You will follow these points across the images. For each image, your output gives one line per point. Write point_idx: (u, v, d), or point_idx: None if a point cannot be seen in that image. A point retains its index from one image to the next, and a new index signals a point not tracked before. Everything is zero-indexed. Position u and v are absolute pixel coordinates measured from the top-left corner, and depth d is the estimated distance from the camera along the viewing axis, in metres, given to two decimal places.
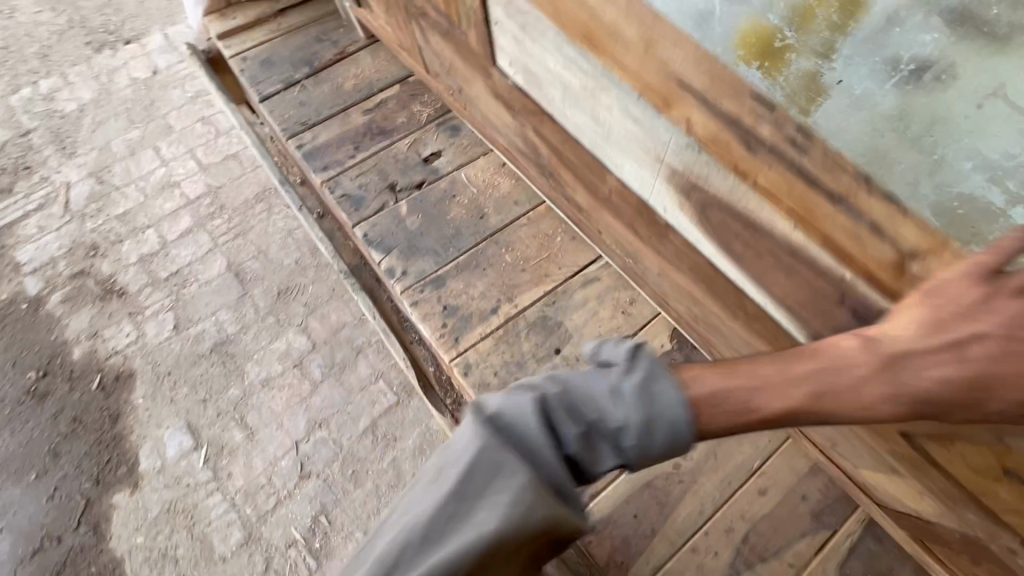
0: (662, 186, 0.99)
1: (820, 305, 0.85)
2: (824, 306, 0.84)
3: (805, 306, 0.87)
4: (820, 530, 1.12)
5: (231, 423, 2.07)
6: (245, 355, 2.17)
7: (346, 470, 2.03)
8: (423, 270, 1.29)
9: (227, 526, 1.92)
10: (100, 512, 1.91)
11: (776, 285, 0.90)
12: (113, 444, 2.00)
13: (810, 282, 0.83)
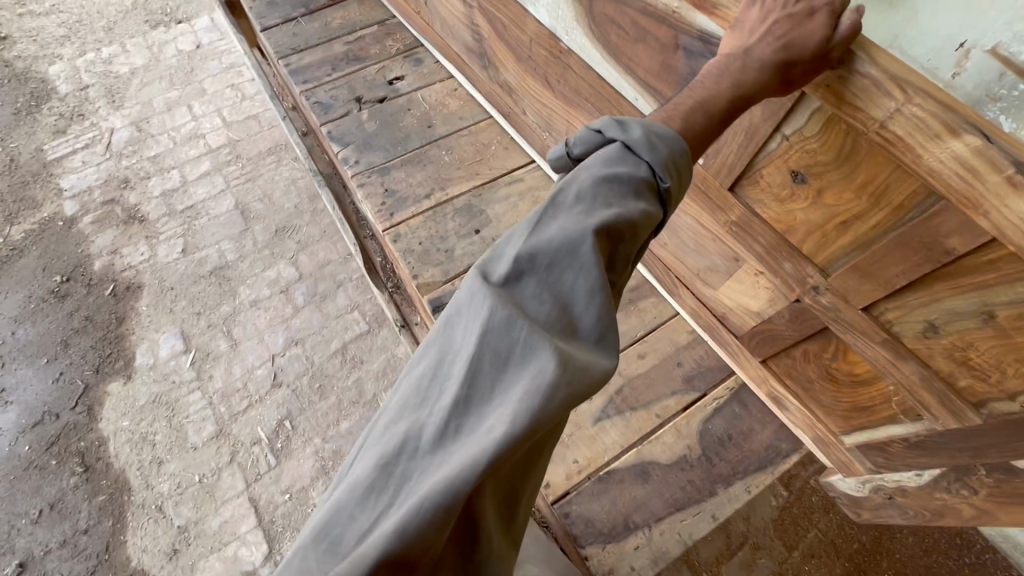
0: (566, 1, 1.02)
1: (666, 60, 0.87)
2: (668, 63, 0.87)
3: (659, 80, 0.92)
4: (688, 391, 1.24)
5: (218, 334, 2.30)
6: (239, 279, 2.43)
7: (313, 385, 2.22)
8: (372, 162, 1.53)
9: (201, 420, 2.13)
10: (95, 397, 2.15)
11: (637, 59, 0.94)
12: (115, 341, 2.26)
13: (660, 43, 0.86)
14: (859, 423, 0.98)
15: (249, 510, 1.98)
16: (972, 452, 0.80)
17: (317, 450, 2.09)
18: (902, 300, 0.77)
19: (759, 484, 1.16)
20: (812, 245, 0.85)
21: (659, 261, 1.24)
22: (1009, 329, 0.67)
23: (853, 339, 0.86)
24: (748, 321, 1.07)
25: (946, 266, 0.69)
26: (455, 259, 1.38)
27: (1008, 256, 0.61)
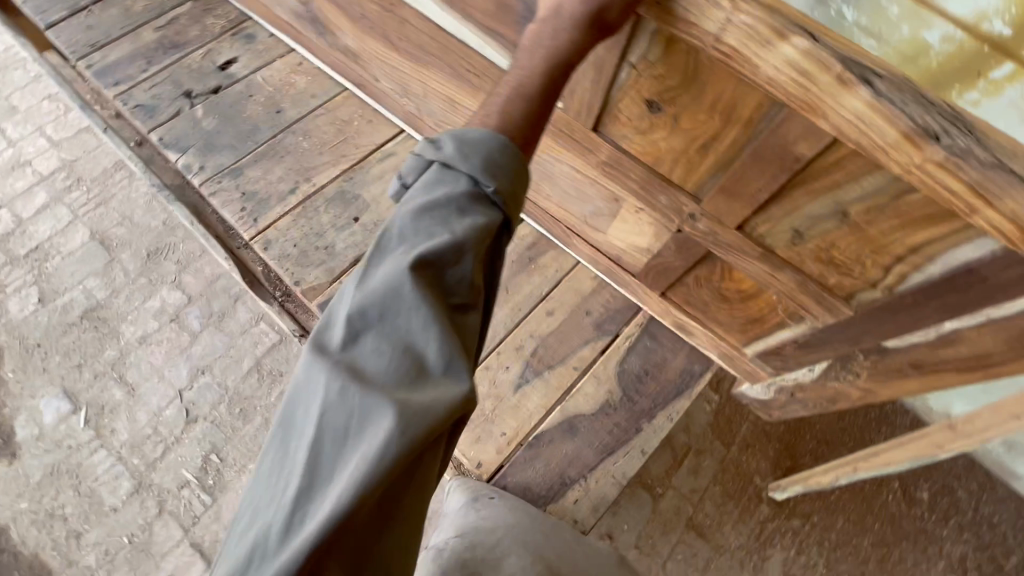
0: None
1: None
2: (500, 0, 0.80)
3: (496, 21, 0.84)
4: (600, 336, 1.24)
5: None
6: None
7: None
8: (220, 164, 1.35)
9: None
10: None
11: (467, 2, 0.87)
12: None
13: None
14: (755, 335, 1.00)
15: None
16: (850, 341, 0.83)
17: None
18: (767, 213, 0.76)
19: (678, 409, 1.21)
20: (680, 174, 0.82)
21: (541, 213, 1.19)
22: (859, 225, 0.68)
23: (736, 258, 0.85)
24: (639, 258, 1.05)
25: (798, 174, 0.68)
26: (337, 254, 1.28)
27: (848, 153, 0.61)
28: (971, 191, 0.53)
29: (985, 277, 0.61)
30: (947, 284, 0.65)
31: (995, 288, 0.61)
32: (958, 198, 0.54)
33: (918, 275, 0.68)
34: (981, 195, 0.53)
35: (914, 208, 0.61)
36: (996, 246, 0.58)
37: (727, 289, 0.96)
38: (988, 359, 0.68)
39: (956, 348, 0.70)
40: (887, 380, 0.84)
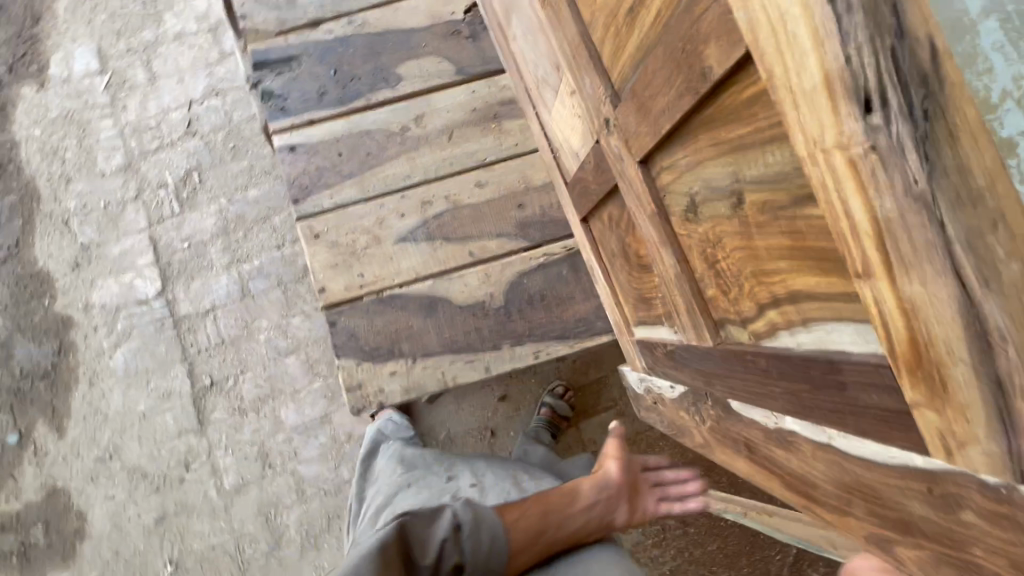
0: None
1: None
2: None
3: None
4: (518, 238, 1.07)
5: (137, 62, 2.11)
6: (167, 5, 2.15)
7: (226, 143, 2.09)
8: None
9: (111, 149, 2.08)
10: (9, 97, 2.08)
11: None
12: (30, 42, 2.12)
13: None
14: (643, 317, 0.79)
15: (149, 248, 2.05)
16: (703, 379, 0.63)
17: (221, 209, 2.07)
18: (671, 158, 0.51)
19: (552, 351, 1.05)
20: (608, 52, 0.55)
21: (512, 55, 0.93)
22: (749, 223, 0.44)
23: (636, 211, 0.62)
24: (571, 164, 0.82)
25: (708, 102, 0.43)
26: (298, 10, 1.10)
27: (765, 90, 0.36)
28: (873, 236, 0.30)
29: (846, 385, 0.38)
30: (800, 366, 0.42)
31: (850, 407, 0.39)
32: (852, 238, 0.32)
33: (787, 333, 0.45)
34: (880, 246, 0.30)
35: (811, 232, 0.37)
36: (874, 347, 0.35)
37: (630, 249, 0.73)
38: (809, 489, 0.48)
39: (785, 456, 0.50)
40: (721, 444, 0.65)
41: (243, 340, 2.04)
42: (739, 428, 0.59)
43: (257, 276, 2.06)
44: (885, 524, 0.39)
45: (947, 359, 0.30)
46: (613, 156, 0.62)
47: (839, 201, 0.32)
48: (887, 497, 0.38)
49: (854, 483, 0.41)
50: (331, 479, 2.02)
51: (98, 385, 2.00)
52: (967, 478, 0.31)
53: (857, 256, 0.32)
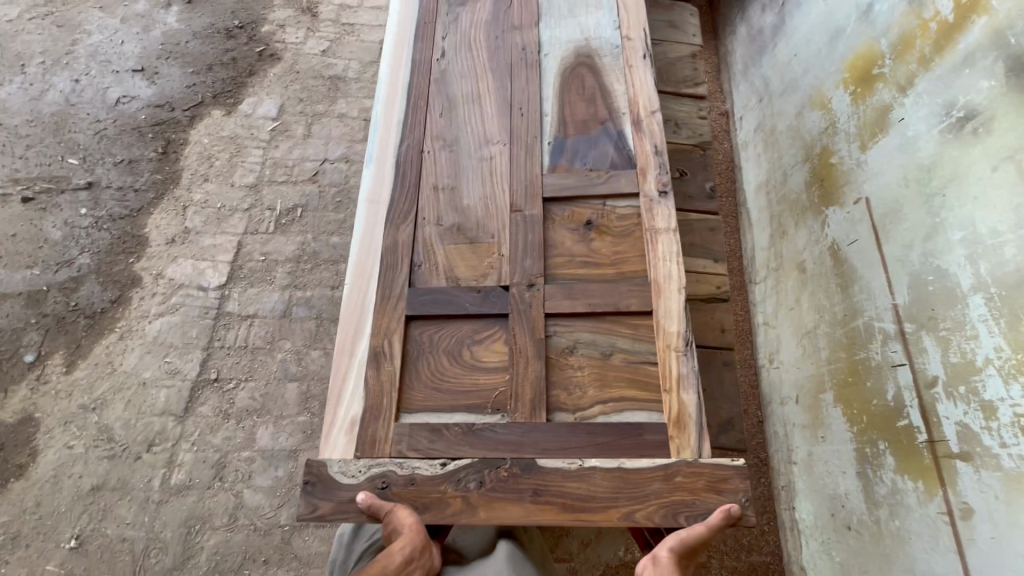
0: (572, 53, 1.43)
1: (589, 127, 1.33)
2: (591, 126, 1.33)
3: (574, 126, 1.33)
4: None
5: (303, 122, 2.68)
6: (344, 93, 2.78)
7: (334, 197, 2.51)
8: None
9: (251, 170, 2.54)
10: (202, 112, 2.65)
11: (571, 108, 1.35)
12: (239, 84, 2.75)
13: (596, 120, 1.34)
14: (439, 404, 1.05)
15: (233, 248, 2.36)
16: (515, 445, 1.02)
17: (304, 241, 2.41)
18: (572, 325, 1.14)
19: None
20: (561, 265, 1.18)
21: (415, 193, 1.24)
22: (610, 366, 1.11)
23: (523, 335, 1.10)
24: (440, 280, 1.15)
25: (614, 314, 1.14)
26: None
27: (644, 324, 1.14)
28: (678, 376, 1.08)
29: (641, 435, 1.05)
30: (620, 429, 1.05)
31: (636, 444, 1.04)
32: (673, 378, 1.08)
33: (606, 416, 1.07)
34: (674, 383, 1.08)
35: (644, 373, 1.10)
36: (660, 421, 1.07)
37: (474, 352, 1.09)
38: (588, 499, 1.00)
39: (582, 483, 1.00)
40: (503, 496, 0.98)
41: (263, 351, 2.19)
42: (532, 479, 1.00)
43: (303, 303, 2.29)
44: (631, 500, 1.00)
45: (687, 416, 1.06)
46: (519, 299, 1.13)
47: (669, 366, 1.09)
48: (638, 484, 1.01)
49: (624, 483, 1.01)
50: (266, 517, 1.94)
51: (124, 341, 2.15)
52: (683, 460, 1.03)
53: (666, 384, 1.08)
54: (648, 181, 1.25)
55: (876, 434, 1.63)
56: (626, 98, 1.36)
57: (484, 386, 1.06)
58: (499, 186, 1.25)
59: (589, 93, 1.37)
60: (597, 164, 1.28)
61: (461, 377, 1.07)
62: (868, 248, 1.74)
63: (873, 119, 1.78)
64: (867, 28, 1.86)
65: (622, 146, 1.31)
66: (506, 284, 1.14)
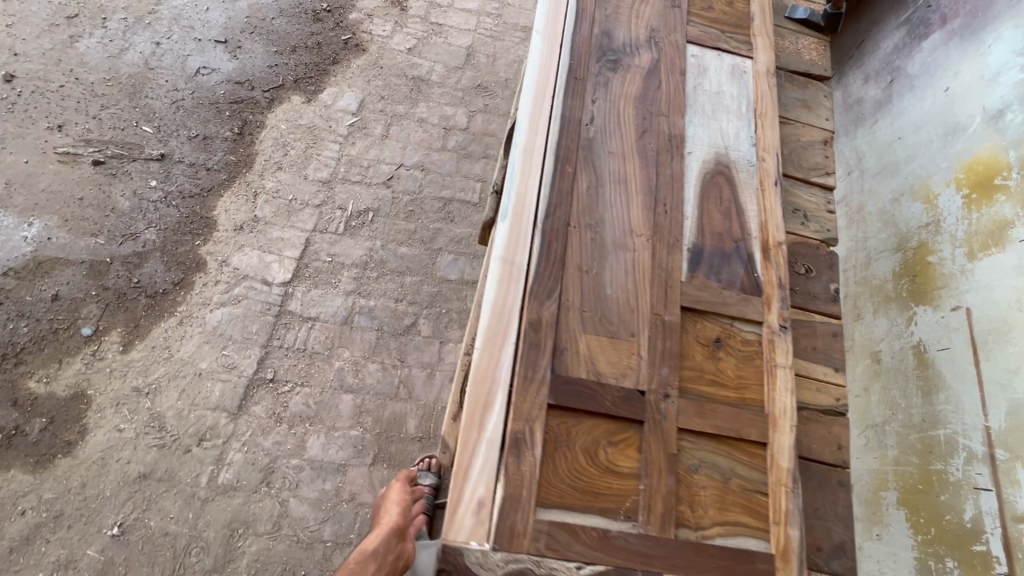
0: (713, 156, 1.41)
1: (723, 240, 1.32)
2: (725, 240, 1.33)
3: (710, 236, 1.32)
4: None
5: (382, 121, 2.61)
6: (426, 97, 2.70)
7: (406, 206, 2.46)
8: None
9: (324, 164, 2.47)
10: (281, 95, 2.58)
11: (708, 218, 1.34)
12: (321, 72, 2.67)
13: (731, 235, 1.34)
14: (574, 503, 1.04)
15: (300, 244, 2.31)
16: (645, 557, 1.02)
17: (372, 247, 2.36)
18: (697, 441, 1.14)
19: None
20: (689, 377, 1.19)
21: (560, 270, 1.20)
22: (729, 491, 1.12)
23: (653, 445, 1.10)
24: (582, 371, 1.14)
25: (736, 438, 1.15)
26: None
27: (758, 453, 1.16)
28: (787, 511, 1.11)
29: (753, 563, 1.06)
30: (739, 554, 1.06)
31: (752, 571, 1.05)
32: (782, 511, 1.10)
33: (720, 538, 1.08)
34: (782, 517, 1.10)
35: (758, 502, 1.12)
36: (767, 550, 1.09)
37: (609, 455, 1.09)
38: None
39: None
40: None
41: (321, 357, 2.15)
42: None
43: (365, 312, 2.25)
44: None
45: (795, 550, 1.08)
46: (655, 408, 1.13)
47: (779, 500, 1.11)
48: None
49: None
50: (310, 530, 1.92)
51: (183, 327, 2.10)
52: None
53: (777, 516, 1.10)
54: (775, 308, 1.27)
55: (944, 550, 1.63)
56: (759, 219, 1.36)
57: (615, 494, 1.07)
58: (641, 281, 1.23)
59: (725, 204, 1.37)
60: (728, 284, 1.28)
61: (593, 481, 1.07)
62: (961, 360, 1.72)
63: (988, 230, 1.74)
64: (993, 133, 1.82)
65: (751, 270, 1.31)
66: (644, 390, 1.14)
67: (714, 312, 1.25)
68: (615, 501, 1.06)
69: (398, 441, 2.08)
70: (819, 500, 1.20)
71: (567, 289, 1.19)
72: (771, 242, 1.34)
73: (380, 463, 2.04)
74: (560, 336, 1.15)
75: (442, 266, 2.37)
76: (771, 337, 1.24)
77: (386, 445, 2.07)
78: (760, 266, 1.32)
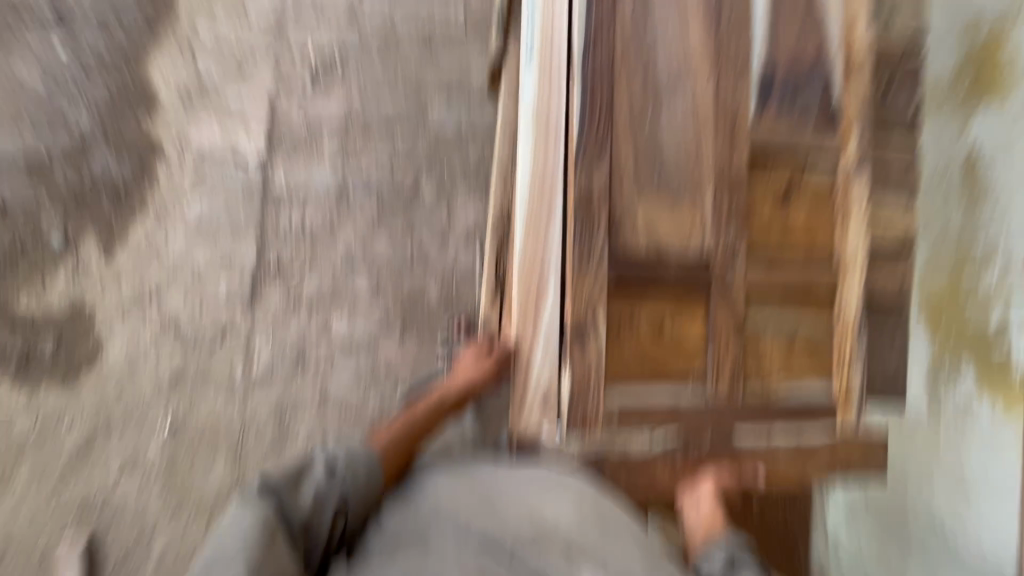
0: None
1: (799, 60, 1.07)
2: (800, 60, 1.08)
3: (785, 56, 1.07)
4: None
5: None
6: None
7: (379, 45, 2.03)
8: None
9: None
10: None
11: (782, 31, 1.07)
12: None
13: (807, 52, 1.08)
14: (643, 382, 1.02)
15: (265, 110, 1.96)
16: (714, 421, 1.06)
17: (350, 104, 2.01)
18: (764, 302, 1.08)
19: None
20: (757, 235, 1.07)
21: (609, 125, 0.98)
22: (794, 347, 1.09)
23: (721, 315, 1.04)
24: (641, 244, 1.00)
25: (803, 296, 1.09)
26: None
27: (825, 305, 1.10)
28: (851, 358, 1.09)
29: (813, 410, 1.10)
30: (799, 405, 1.10)
31: (811, 417, 1.11)
32: (846, 360, 1.09)
33: (785, 391, 1.09)
34: (845, 365, 1.09)
35: (821, 354, 1.10)
36: (827, 395, 1.11)
37: (674, 329, 1.03)
38: (770, 463, 1.09)
39: (763, 447, 1.09)
40: (703, 462, 1.07)
41: (323, 238, 1.99)
42: (725, 450, 1.07)
43: (359, 183, 2.01)
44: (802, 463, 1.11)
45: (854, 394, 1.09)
46: (721, 274, 1.03)
47: (844, 350, 1.09)
48: (807, 451, 1.11)
49: (797, 449, 1.10)
50: (356, 403, 1.99)
51: (162, 225, 1.89)
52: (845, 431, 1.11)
53: (839, 365, 1.10)
54: (854, 142, 1.09)
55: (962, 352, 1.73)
56: (843, 25, 1.09)
57: (683, 367, 1.04)
58: (704, 127, 1.02)
59: (803, 7, 1.08)
60: (802, 118, 1.08)
61: (659, 358, 1.03)
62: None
63: None
64: None
65: (829, 97, 1.09)
66: (709, 257, 1.03)
67: (786, 155, 1.07)
68: (682, 374, 1.04)
69: (423, 312, 2.04)
70: (877, 339, 1.18)
71: (619, 148, 1.00)
72: (858, 55, 1.08)
73: (410, 335, 2.03)
74: (614, 207, 0.99)
75: (435, 117, 2.05)
76: (846, 179, 1.09)
77: (412, 317, 2.03)
78: (841, 89, 1.09)
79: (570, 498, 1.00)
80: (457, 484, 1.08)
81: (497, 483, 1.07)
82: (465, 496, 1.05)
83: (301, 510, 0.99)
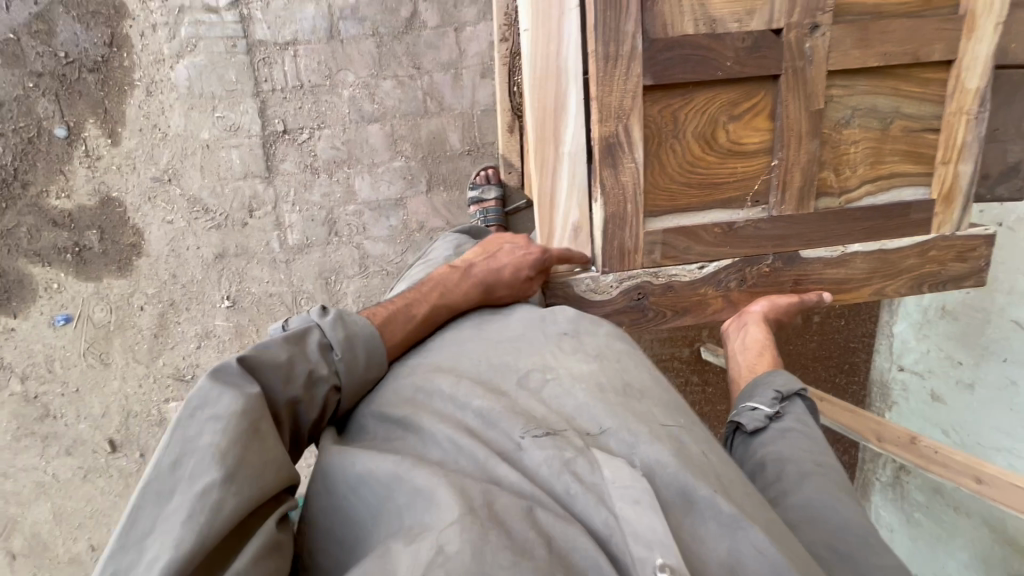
0: None
1: None
2: None
3: None
4: None
5: None
6: None
7: None
8: None
9: None
10: None
11: None
12: None
13: None
14: (689, 202, 0.86)
15: None
16: (779, 240, 0.88)
17: None
18: (853, 82, 0.83)
19: None
20: None
21: None
22: (888, 138, 0.86)
23: (794, 105, 0.81)
24: (687, 22, 0.77)
25: (907, 67, 0.83)
26: None
27: (936, 77, 0.84)
28: (962, 145, 0.86)
29: (907, 214, 0.89)
30: (891, 211, 0.89)
31: (905, 224, 0.89)
32: (956, 146, 0.86)
33: (870, 198, 0.89)
34: (955, 153, 0.86)
35: (923, 143, 0.87)
36: (924, 197, 0.90)
37: (731, 133, 0.83)
38: (847, 283, 0.91)
39: (840, 270, 0.91)
40: (764, 289, 0.91)
41: (325, 88, 1.78)
42: (792, 272, 0.90)
43: (349, 15, 1.73)
44: (889, 280, 0.92)
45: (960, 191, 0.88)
46: (796, 50, 0.79)
47: (955, 134, 0.85)
48: (898, 264, 0.91)
49: (883, 263, 0.91)
50: (396, 263, 1.96)
51: (156, 97, 1.74)
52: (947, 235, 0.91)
53: (946, 155, 0.87)
54: None
55: None
56: None
57: (738, 180, 0.86)
58: None
59: None
60: None
61: (710, 173, 0.85)
62: None
63: None
64: None
65: None
66: (779, 29, 0.79)
67: None
68: (737, 188, 0.86)
69: (446, 161, 1.88)
70: (1003, 115, 0.92)
71: None
72: None
73: (437, 187, 1.90)
74: None
75: None
76: None
77: (435, 168, 1.89)
78: None
79: (588, 361, 0.80)
80: (465, 349, 0.85)
81: (508, 338, 0.86)
82: (468, 362, 0.82)
83: (289, 383, 0.73)
